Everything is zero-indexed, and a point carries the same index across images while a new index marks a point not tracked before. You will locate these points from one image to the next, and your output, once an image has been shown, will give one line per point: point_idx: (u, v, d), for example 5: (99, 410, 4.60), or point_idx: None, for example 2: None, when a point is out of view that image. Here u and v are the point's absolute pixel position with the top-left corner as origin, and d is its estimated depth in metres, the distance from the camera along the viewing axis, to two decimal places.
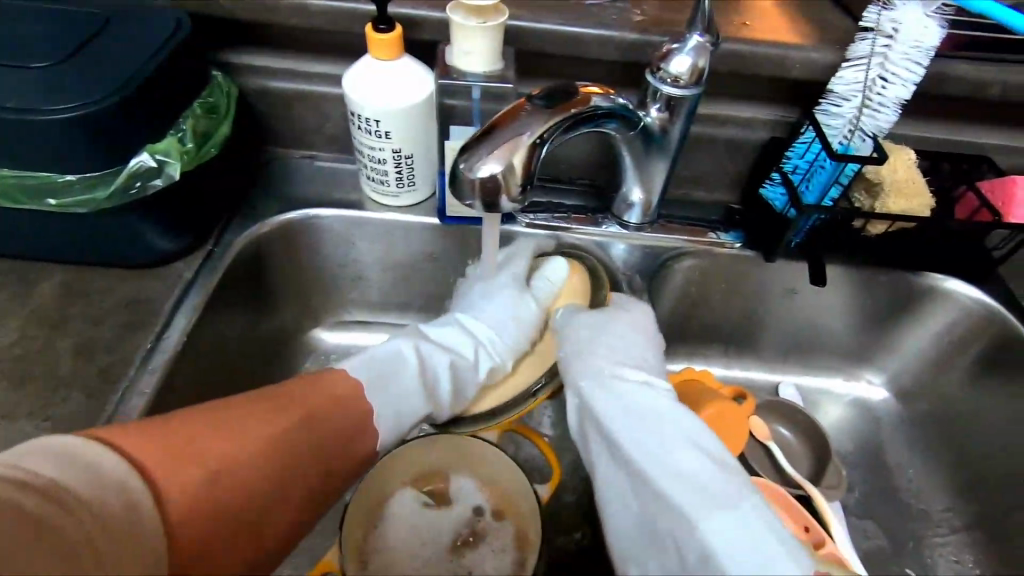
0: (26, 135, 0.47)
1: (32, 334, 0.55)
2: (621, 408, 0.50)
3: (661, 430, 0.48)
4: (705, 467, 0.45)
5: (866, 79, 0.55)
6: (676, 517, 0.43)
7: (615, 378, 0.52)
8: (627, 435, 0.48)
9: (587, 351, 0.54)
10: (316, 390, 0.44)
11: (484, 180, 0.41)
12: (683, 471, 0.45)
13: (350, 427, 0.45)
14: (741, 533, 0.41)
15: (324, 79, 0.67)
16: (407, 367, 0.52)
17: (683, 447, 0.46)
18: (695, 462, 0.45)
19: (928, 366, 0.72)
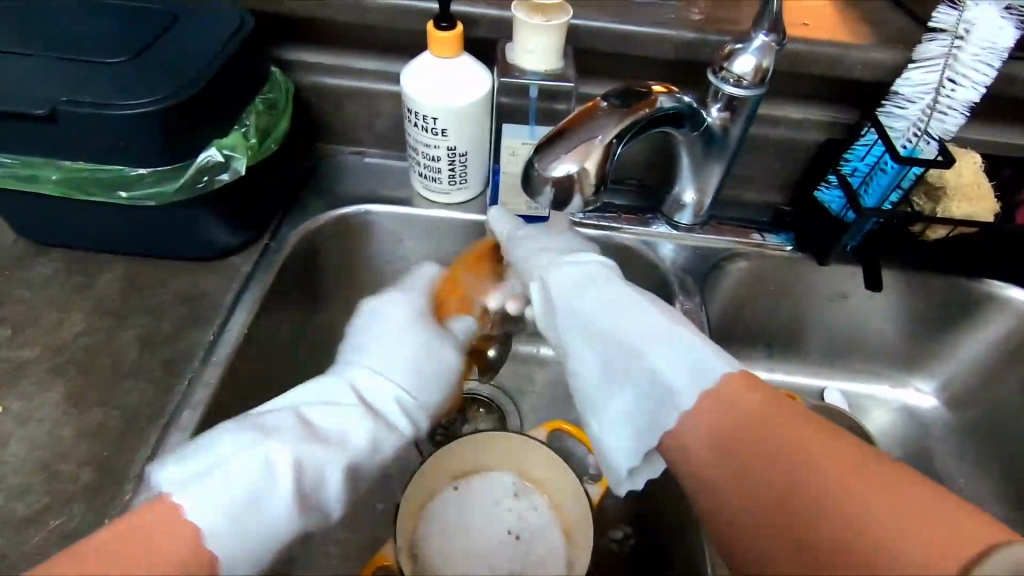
0: (102, 130, 0.48)
1: (97, 325, 0.56)
2: (561, 293, 0.50)
3: (614, 294, 0.49)
4: (652, 314, 0.47)
5: (936, 82, 0.54)
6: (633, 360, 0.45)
7: (548, 271, 0.51)
8: (583, 302, 0.49)
9: (527, 249, 0.54)
10: (134, 546, 0.35)
11: (559, 179, 0.41)
12: (633, 321, 0.47)
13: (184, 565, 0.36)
14: (682, 361, 0.43)
15: (377, 76, 0.67)
16: (257, 473, 0.40)
17: (628, 303, 0.48)
18: (642, 316, 0.47)
19: (983, 374, 0.70)
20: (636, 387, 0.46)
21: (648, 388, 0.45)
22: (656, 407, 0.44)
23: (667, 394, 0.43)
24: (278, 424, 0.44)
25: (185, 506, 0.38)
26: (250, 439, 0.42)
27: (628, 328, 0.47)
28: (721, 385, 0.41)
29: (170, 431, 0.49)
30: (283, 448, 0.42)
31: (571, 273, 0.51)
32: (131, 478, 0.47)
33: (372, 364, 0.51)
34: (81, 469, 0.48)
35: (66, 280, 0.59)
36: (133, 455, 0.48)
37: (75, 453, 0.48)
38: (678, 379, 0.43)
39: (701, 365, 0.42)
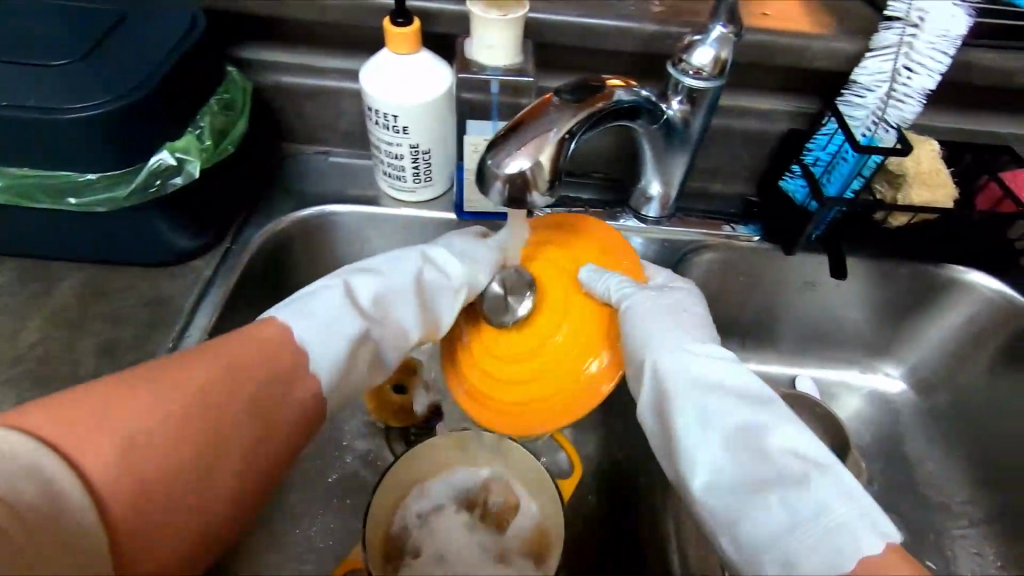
0: (45, 135, 0.47)
1: (53, 335, 0.55)
2: (730, 395, 0.44)
3: (740, 399, 0.44)
4: (797, 448, 0.41)
5: (892, 70, 0.54)
6: (764, 540, 0.39)
7: (693, 364, 0.46)
8: (697, 388, 0.45)
9: (647, 327, 0.48)
10: (251, 345, 0.43)
11: (512, 175, 0.41)
12: (768, 449, 0.41)
13: (282, 378, 0.44)
14: (845, 499, 0.38)
15: (338, 74, 0.66)
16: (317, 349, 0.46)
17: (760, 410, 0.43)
18: (793, 432, 0.41)
19: (947, 357, 0.72)
20: (763, 517, 0.39)
21: (763, 504, 0.39)
22: (792, 543, 0.38)
23: (803, 537, 0.37)
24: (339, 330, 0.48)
25: (275, 337, 0.45)
26: (331, 313, 0.48)
27: (776, 495, 0.39)
28: (883, 557, 0.36)
29: None
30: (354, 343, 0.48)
31: (717, 372, 0.45)
32: None
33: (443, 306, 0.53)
34: None
35: (20, 289, 0.57)
36: None
37: None
38: (835, 523, 0.37)
39: (859, 528, 0.37)
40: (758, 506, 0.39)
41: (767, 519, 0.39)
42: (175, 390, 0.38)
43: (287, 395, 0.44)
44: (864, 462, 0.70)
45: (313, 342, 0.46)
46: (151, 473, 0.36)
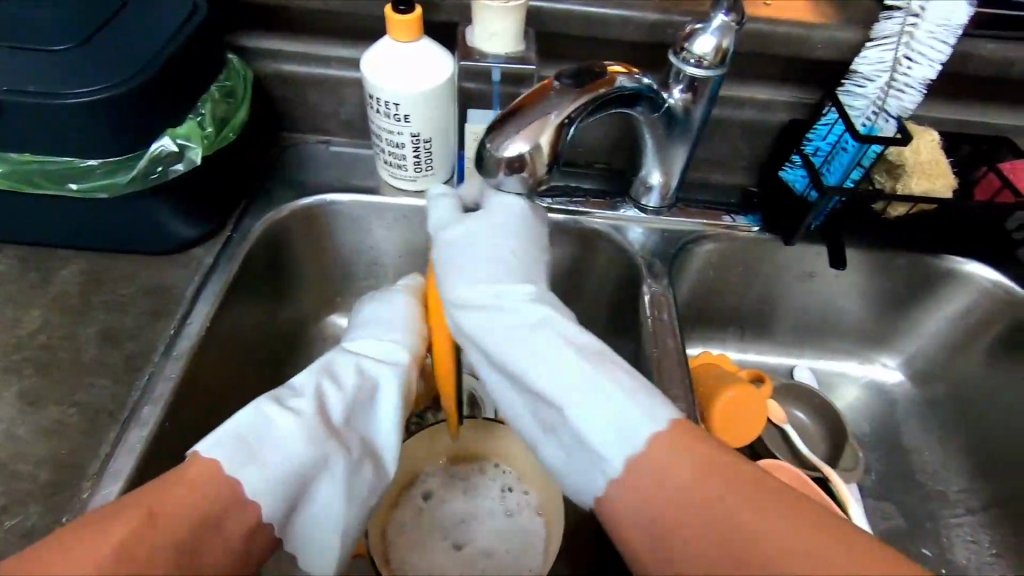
0: (45, 119, 0.47)
1: (54, 322, 0.55)
2: (518, 328, 0.48)
3: (528, 332, 0.48)
4: (577, 364, 0.45)
5: (893, 59, 0.54)
6: (566, 461, 0.45)
7: (486, 304, 0.49)
8: (496, 329, 0.48)
9: (457, 274, 0.51)
10: (185, 486, 0.39)
11: (510, 159, 0.42)
12: (554, 371, 0.45)
13: (212, 514, 0.38)
14: (609, 408, 0.42)
15: (338, 62, 0.66)
16: (297, 433, 0.44)
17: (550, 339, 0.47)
18: (561, 350, 0.46)
19: (944, 348, 0.72)
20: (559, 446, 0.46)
21: (561, 425, 0.45)
22: (586, 466, 0.44)
23: (582, 451, 0.44)
24: (289, 421, 0.45)
25: (221, 463, 0.40)
26: (263, 425, 0.44)
27: (566, 419, 0.44)
28: (658, 446, 0.40)
29: (130, 427, 0.49)
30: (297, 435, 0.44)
31: (511, 302, 0.49)
32: (91, 475, 0.46)
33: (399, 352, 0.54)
34: (38, 468, 0.47)
35: (21, 276, 0.57)
36: (92, 453, 0.48)
37: (33, 452, 0.47)
38: (590, 450, 0.43)
39: (606, 454, 0.42)
40: (554, 441, 0.46)
41: (560, 449, 0.46)
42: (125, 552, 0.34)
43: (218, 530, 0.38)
44: (861, 451, 0.70)
45: (258, 439, 0.43)
46: None
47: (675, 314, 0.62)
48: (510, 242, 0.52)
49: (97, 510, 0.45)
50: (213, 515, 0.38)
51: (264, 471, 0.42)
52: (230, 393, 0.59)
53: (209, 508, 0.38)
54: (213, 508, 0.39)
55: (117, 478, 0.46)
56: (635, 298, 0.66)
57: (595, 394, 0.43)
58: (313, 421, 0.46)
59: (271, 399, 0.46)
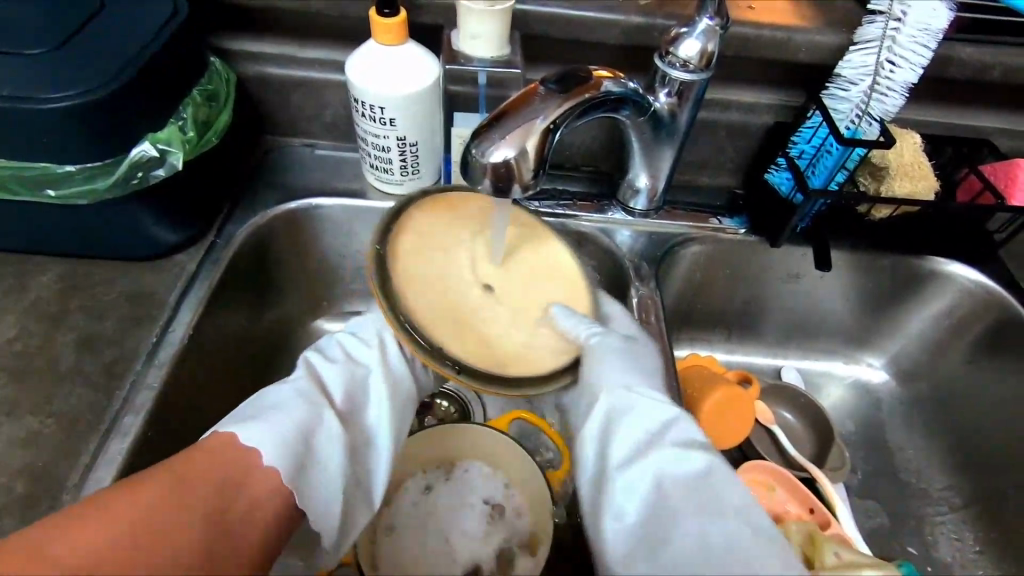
0: (21, 124, 0.46)
1: (31, 329, 0.54)
2: (666, 438, 0.48)
3: (686, 442, 0.47)
4: (713, 482, 0.45)
5: (875, 63, 0.55)
6: (680, 555, 0.42)
7: (643, 405, 0.50)
8: (619, 431, 0.49)
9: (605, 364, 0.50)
10: (206, 458, 0.41)
11: (496, 165, 0.41)
12: (696, 480, 0.45)
13: (236, 477, 0.42)
14: (747, 530, 0.42)
15: (323, 65, 0.66)
16: (296, 406, 0.47)
17: (695, 448, 0.47)
18: (697, 464, 0.46)
19: (928, 348, 0.73)
20: (688, 538, 0.42)
21: (687, 530, 0.43)
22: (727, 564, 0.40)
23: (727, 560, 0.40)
24: (292, 396, 0.48)
25: (237, 434, 0.43)
26: (268, 402, 0.47)
27: (698, 524, 0.43)
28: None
29: (111, 437, 0.48)
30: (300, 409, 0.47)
31: (666, 414, 0.49)
32: (70, 486, 0.46)
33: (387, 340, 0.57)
34: (15, 480, 0.46)
35: None
36: (72, 463, 0.47)
37: (10, 463, 0.47)
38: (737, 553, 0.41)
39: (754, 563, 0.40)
40: (676, 530, 0.43)
41: (685, 540, 0.42)
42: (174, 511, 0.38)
43: (243, 492, 0.42)
44: (847, 450, 0.71)
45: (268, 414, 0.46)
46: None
47: (662, 316, 0.62)
48: (641, 357, 0.54)
49: None
50: (240, 472, 0.42)
51: (268, 432, 0.44)
52: (214, 400, 0.59)
53: (237, 466, 0.42)
54: (239, 467, 0.42)
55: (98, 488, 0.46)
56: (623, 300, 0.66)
57: (734, 511, 0.43)
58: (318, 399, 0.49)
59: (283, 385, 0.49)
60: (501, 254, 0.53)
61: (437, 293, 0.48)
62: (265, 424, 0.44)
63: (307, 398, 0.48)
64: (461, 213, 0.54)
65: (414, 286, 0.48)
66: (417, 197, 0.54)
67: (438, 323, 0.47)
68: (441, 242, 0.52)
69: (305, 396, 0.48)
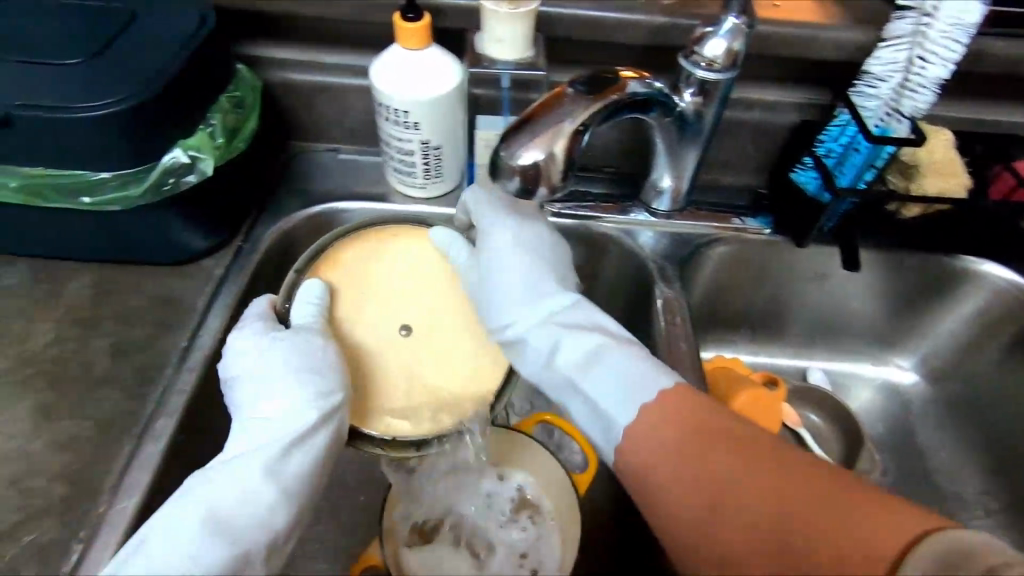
0: (59, 133, 0.47)
1: (66, 335, 0.55)
2: (544, 318, 0.54)
3: (555, 322, 0.54)
4: (564, 366, 0.51)
5: (906, 59, 0.54)
6: (591, 424, 0.49)
7: (513, 310, 0.54)
8: (525, 347, 0.54)
9: (486, 272, 0.56)
10: None
11: (525, 167, 0.41)
12: (573, 342, 0.51)
13: None
14: (620, 380, 0.48)
15: (346, 71, 0.66)
16: (197, 535, 0.40)
17: (563, 326, 0.53)
18: (574, 344, 0.51)
19: (960, 348, 0.71)
20: (586, 410, 0.50)
21: (583, 397, 0.50)
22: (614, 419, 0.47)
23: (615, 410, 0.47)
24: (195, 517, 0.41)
25: None
26: (159, 544, 0.40)
27: (591, 392, 0.49)
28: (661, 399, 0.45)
29: (145, 440, 0.49)
30: (207, 543, 0.40)
31: (548, 303, 0.54)
32: (106, 488, 0.47)
33: (299, 395, 0.48)
34: (53, 482, 0.47)
35: (33, 289, 0.57)
36: (108, 466, 0.48)
37: (48, 466, 0.47)
38: (609, 410, 0.47)
39: (624, 409, 0.46)
40: (579, 407, 0.51)
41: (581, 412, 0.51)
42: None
43: None
44: (876, 453, 0.69)
45: (170, 554, 0.39)
46: None
47: (687, 319, 0.62)
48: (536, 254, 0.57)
49: (113, 524, 0.45)
50: None
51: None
52: None
53: None
54: None
55: (134, 491, 0.46)
56: (647, 302, 0.65)
57: (611, 361, 0.49)
58: (219, 509, 0.42)
59: (173, 505, 0.42)
60: (396, 284, 0.58)
61: (390, 368, 0.55)
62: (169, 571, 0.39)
63: (202, 518, 0.41)
64: (341, 266, 0.58)
65: (384, 384, 0.54)
66: (303, 268, 0.57)
67: (403, 408, 0.53)
68: (360, 306, 0.57)
69: (199, 514, 0.41)
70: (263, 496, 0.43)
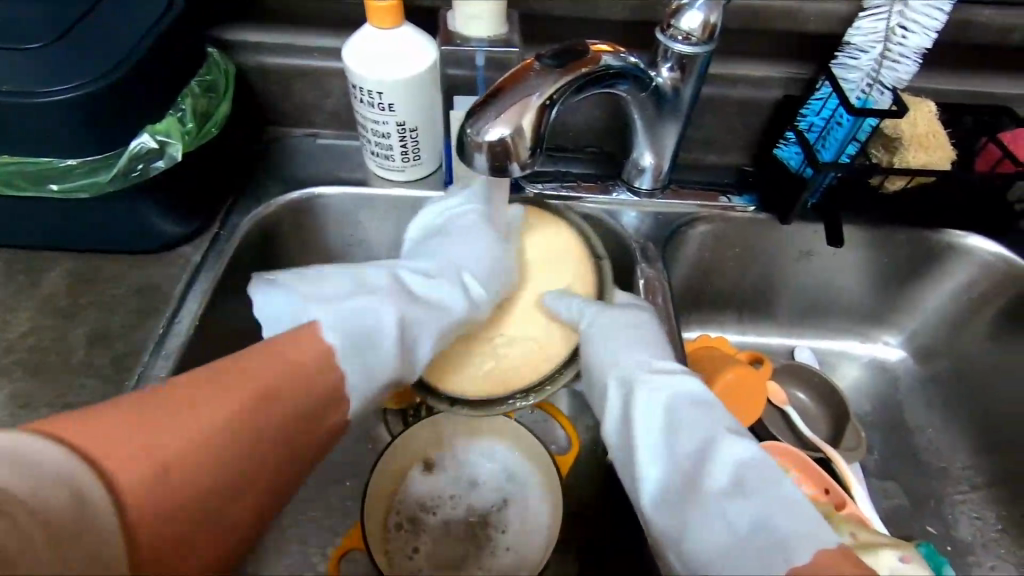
0: (21, 120, 0.46)
1: (42, 324, 0.55)
2: (682, 404, 0.46)
3: (693, 407, 0.46)
4: (710, 470, 0.42)
5: (886, 29, 0.53)
6: (716, 546, 0.40)
7: (636, 379, 0.48)
8: (655, 423, 0.46)
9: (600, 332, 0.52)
10: (289, 359, 0.41)
11: (492, 143, 0.40)
12: (726, 449, 0.43)
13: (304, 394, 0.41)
14: (792, 512, 0.40)
15: (321, 53, 0.65)
16: (381, 298, 0.47)
17: (701, 416, 0.45)
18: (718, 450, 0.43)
19: (947, 324, 0.71)
20: (719, 526, 0.40)
21: (725, 515, 0.41)
22: (763, 554, 0.38)
23: (746, 551, 0.39)
24: (378, 304, 0.46)
25: (319, 334, 0.43)
26: (339, 289, 0.47)
27: (739, 509, 0.40)
28: (816, 562, 0.37)
29: None
30: (382, 305, 0.46)
31: (680, 386, 0.48)
32: None
33: (453, 256, 0.55)
34: None
35: (9, 278, 0.57)
36: None
37: None
38: (767, 538, 0.39)
39: (793, 541, 0.38)
40: (705, 516, 0.41)
41: (710, 527, 0.40)
42: (184, 430, 0.35)
43: (310, 426, 0.42)
44: (863, 431, 0.69)
45: (339, 296, 0.46)
46: (175, 494, 0.33)
47: (669, 299, 0.62)
48: (648, 334, 0.54)
49: None
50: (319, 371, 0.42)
51: (346, 326, 0.44)
52: None
53: (321, 363, 0.42)
54: (322, 366, 0.42)
55: None
56: (630, 282, 0.65)
57: (782, 483, 0.41)
58: (373, 289, 0.48)
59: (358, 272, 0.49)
60: None
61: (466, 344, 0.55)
62: (343, 314, 0.45)
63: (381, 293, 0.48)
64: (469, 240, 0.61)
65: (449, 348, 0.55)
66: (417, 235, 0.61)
67: (467, 372, 0.53)
68: None
69: (381, 292, 0.48)
70: (450, 301, 0.51)
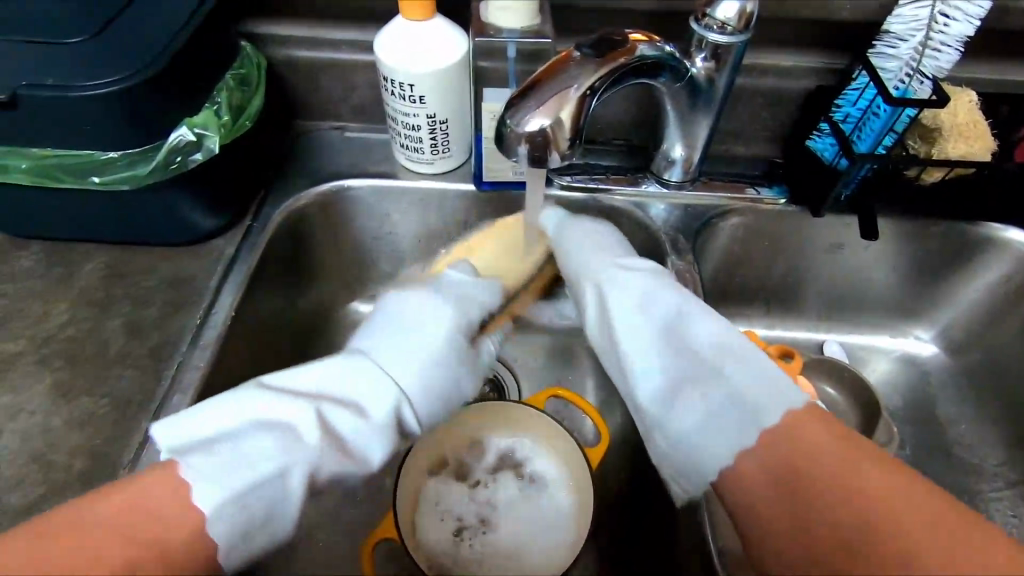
0: (66, 114, 0.47)
1: (81, 315, 0.56)
2: (657, 299, 0.51)
3: (662, 301, 0.50)
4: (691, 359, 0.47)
5: (928, 17, 0.52)
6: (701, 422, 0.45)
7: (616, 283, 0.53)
8: (631, 321, 0.50)
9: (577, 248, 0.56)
10: (167, 500, 0.36)
11: (532, 134, 0.40)
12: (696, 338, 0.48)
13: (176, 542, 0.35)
14: (765, 382, 0.44)
15: (350, 47, 0.65)
16: (268, 440, 0.40)
17: (671, 310, 0.50)
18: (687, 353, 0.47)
19: (981, 319, 0.70)
20: (698, 408, 0.45)
21: (709, 393, 0.45)
22: (743, 424, 0.43)
23: (731, 425, 0.44)
24: (284, 435, 0.41)
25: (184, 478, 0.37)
26: (244, 447, 0.40)
27: (721, 386, 0.45)
28: (785, 423, 0.41)
29: (161, 416, 0.49)
30: (277, 452, 0.40)
31: (648, 282, 0.52)
32: (124, 463, 0.47)
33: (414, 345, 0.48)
34: (72, 459, 0.48)
35: (48, 270, 0.58)
36: (123, 443, 0.48)
37: (67, 442, 0.48)
38: (745, 407, 0.43)
39: (769, 406, 0.42)
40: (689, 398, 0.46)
41: (692, 409, 0.46)
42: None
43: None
44: (894, 426, 0.68)
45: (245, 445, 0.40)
46: None
47: (700, 291, 0.61)
48: (610, 241, 0.57)
49: None
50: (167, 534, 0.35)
51: (222, 479, 0.38)
52: None
53: (167, 525, 0.35)
54: (170, 529, 0.35)
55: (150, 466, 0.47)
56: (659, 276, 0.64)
57: (754, 359, 0.45)
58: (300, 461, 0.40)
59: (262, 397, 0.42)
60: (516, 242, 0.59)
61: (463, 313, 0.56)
62: (222, 468, 0.38)
63: (297, 435, 0.41)
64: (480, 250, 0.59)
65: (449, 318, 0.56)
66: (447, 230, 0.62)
67: None
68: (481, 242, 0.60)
69: (300, 427, 0.41)
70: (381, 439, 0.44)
